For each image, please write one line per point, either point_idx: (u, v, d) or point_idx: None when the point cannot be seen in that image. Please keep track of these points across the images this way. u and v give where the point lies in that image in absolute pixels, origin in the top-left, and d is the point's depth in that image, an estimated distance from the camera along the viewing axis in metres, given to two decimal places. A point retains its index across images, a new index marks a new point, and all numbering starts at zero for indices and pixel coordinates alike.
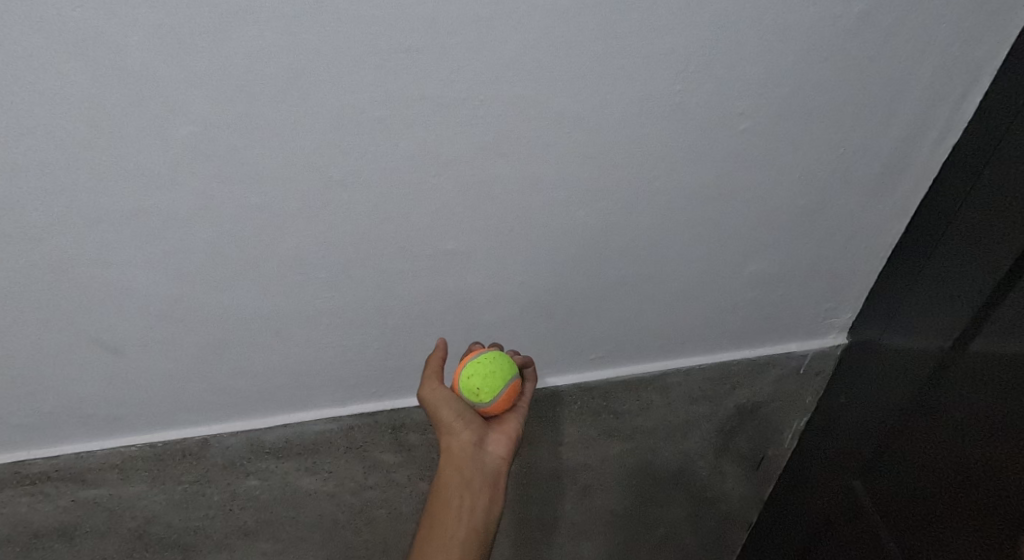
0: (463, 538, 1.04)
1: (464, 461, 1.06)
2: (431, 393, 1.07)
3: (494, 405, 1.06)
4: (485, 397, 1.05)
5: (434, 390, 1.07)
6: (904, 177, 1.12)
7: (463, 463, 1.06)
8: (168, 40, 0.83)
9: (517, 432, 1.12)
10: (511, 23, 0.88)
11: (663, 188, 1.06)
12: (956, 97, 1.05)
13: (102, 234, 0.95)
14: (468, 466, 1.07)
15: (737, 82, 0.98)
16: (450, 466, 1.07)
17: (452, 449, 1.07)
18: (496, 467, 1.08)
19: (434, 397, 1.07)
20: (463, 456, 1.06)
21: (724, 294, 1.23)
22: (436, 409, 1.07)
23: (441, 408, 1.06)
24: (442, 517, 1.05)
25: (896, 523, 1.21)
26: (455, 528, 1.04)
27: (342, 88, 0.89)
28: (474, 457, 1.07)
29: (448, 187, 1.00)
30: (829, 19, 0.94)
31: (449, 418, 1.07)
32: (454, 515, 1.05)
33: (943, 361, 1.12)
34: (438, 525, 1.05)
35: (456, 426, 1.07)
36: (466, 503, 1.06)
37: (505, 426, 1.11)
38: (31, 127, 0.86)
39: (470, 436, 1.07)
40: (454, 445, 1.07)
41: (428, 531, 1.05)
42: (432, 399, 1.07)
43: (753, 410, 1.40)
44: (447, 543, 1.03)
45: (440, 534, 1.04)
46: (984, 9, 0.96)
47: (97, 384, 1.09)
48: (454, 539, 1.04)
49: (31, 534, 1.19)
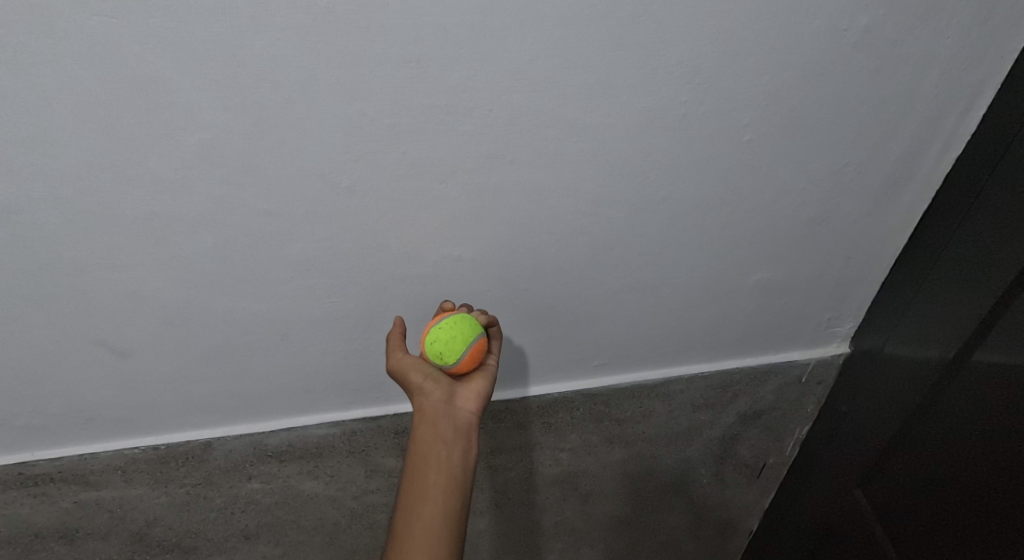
0: (447, 490, 0.96)
1: (438, 416, 1.01)
2: (397, 358, 1.04)
3: (459, 367, 1.03)
4: (449, 360, 1.02)
5: (402, 355, 1.05)
6: (907, 188, 1.13)
7: (437, 420, 1.01)
8: (180, 47, 0.83)
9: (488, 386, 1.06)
10: (518, 33, 0.88)
11: (667, 197, 1.07)
12: (960, 111, 1.05)
13: (110, 238, 0.96)
14: (442, 421, 1.01)
15: (743, 94, 0.98)
16: (423, 423, 1.00)
17: (423, 406, 1.01)
18: (468, 421, 1.02)
19: (401, 363, 1.04)
20: (436, 411, 1.01)
21: (726, 303, 1.23)
22: (406, 372, 1.03)
23: (411, 370, 1.03)
24: (421, 472, 0.98)
25: (897, 532, 1.20)
26: (436, 479, 0.97)
27: (352, 96, 0.89)
28: (448, 412, 1.02)
29: (455, 195, 1.00)
30: (834, 32, 0.95)
31: (420, 376, 1.03)
32: (434, 467, 0.98)
33: (944, 372, 1.12)
34: (419, 481, 0.97)
35: (428, 387, 1.03)
36: (444, 454, 0.99)
37: (474, 384, 1.06)
38: (43, 132, 0.86)
39: (442, 392, 1.03)
40: (426, 405, 1.02)
41: (409, 490, 0.97)
42: (399, 365, 1.04)
43: (754, 418, 1.40)
44: (430, 496, 0.96)
45: (422, 489, 0.96)
46: (987, 24, 0.97)
47: (102, 386, 1.09)
48: (437, 491, 0.96)
49: (33, 535, 1.19)
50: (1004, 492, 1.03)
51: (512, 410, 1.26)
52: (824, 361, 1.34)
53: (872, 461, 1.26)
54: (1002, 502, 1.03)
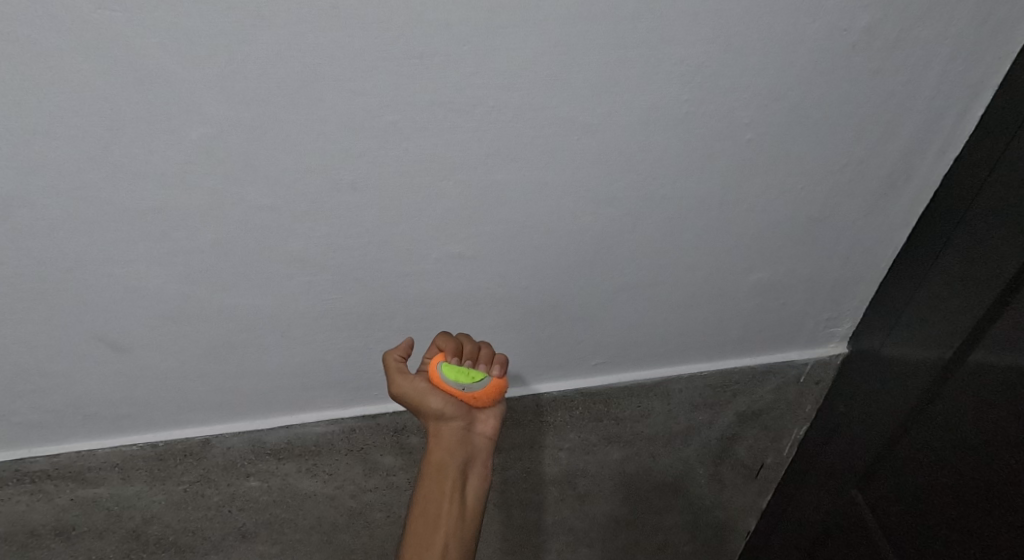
0: (457, 519, 1.08)
1: (455, 445, 1.08)
2: (412, 382, 1.06)
3: (483, 390, 1.07)
4: (475, 382, 1.06)
5: (416, 378, 1.06)
6: (906, 189, 1.14)
7: (454, 448, 1.08)
8: (184, 41, 0.83)
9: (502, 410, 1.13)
10: (522, 31, 0.89)
11: (668, 196, 1.07)
12: (958, 111, 1.06)
13: (111, 233, 0.95)
14: (458, 449, 1.08)
15: (744, 93, 0.99)
16: (440, 449, 1.08)
17: (441, 434, 1.08)
18: (484, 447, 1.10)
19: (419, 390, 1.06)
20: (453, 439, 1.08)
21: (725, 302, 1.24)
22: (424, 398, 1.06)
23: (428, 399, 1.06)
24: (435, 498, 1.08)
25: (894, 530, 1.20)
26: (449, 508, 1.07)
27: (355, 91, 0.89)
28: (465, 440, 1.09)
29: (457, 192, 1.00)
30: (833, 32, 0.95)
31: (440, 408, 1.07)
32: (448, 495, 1.08)
33: (942, 372, 1.13)
34: (432, 507, 1.08)
35: (448, 414, 1.07)
36: (457, 483, 1.09)
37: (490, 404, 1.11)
38: (45, 125, 0.86)
39: (460, 421, 1.08)
40: (442, 431, 1.08)
41: (422, 513, 1.08)
42: (414, 392, 1.06)
43: (753, 418, 1.40)
44: (443, 523, 1.07)
45: (434, 513, 1.07)
46: (985, 25, 0.98)
47: (100, 383, 1.09)
48: (449, 518, 1.07)
49: (29, 533, 1.19)
50: (1003, 491, 1.03)
51: (511, 409, 1.26)
52: (823, 361, 1.35)
53: (868, 459, 1.26)
54: (1002, 501, 1.03)
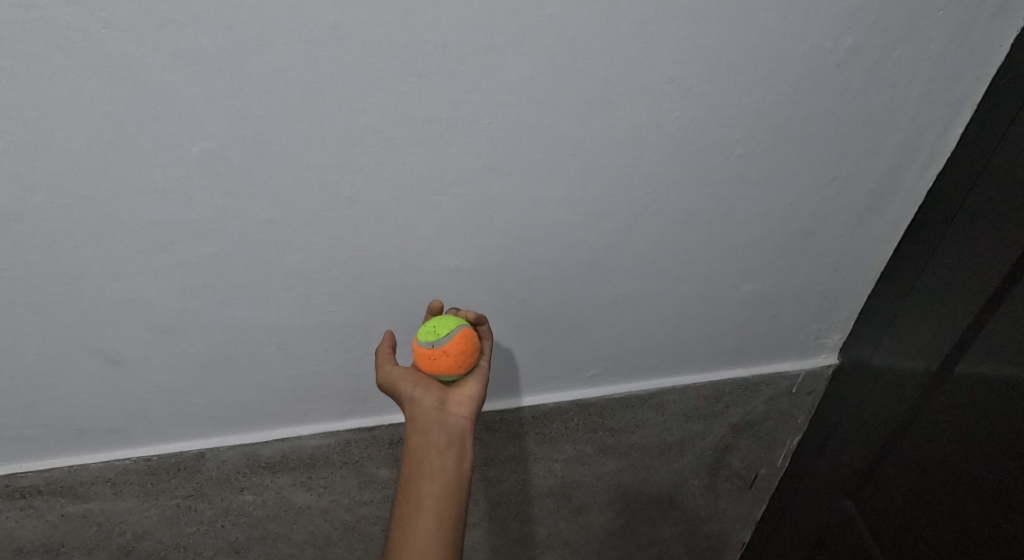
0: (441, 500, 0.95)
1: (430, 426, 0.99)
2: (388, 370, 1.03)
3: (451, 343, 1.00)
4: (440, 333, 1.01)
5: (391, 366, 1.03)
6: (891, 203, 1.16)
7: (429, 428, 0.99)
8: (185, 60, 0.84)
9: (481, 393, 1.05)
10: (518, 51, 0.90)
11: (662, 210, 1.08)
12: (940, 128, 1.09)
13: (109, 246, 0.95)
14: (433, 428, 0.99)
15: (733, 112, 1.01)
16: (416, 433, 0.99)
17: (414, 417, 1.00)
18: (461, 427, 1.01)
19: (393, 375, 1.02)
20: (426, 419, 0.99)
21: (718, 314, 1.25)
22: (397, 384, 1.01)
23: (401, 382, 1.01)
24: (415, 484, 0.96)
25: (886, 538, 1.21)
26: (430, 490, 0.95)
27: (353, 107, 0.90)
28: (439, 421, 1.00)
29: (455, 206, 1.01)
30: (819, 53, 0.98)
31: (410, 389, 1.01)
32: (427, 476, 0.96)
33: (930, 383, 1.14)
34: (412, 493, 0.96)
35: (419, 395, 1.01)
36: (437, 463, 0.97)
37: (466, 389, 1.04)
38: (45, 140, 0.86)
39: (433, 401, 1.01)
40: (416, 414, 1.00)
41: (401, 501, 0.96)
42: (388, 378, 1.02)
43: (745, 429, 1.41)
44: (424, 507, 0.94)
45: (415, 499, 0.95)
46: (963, 47, 1.00)
47: (94, 398, 1.08)
48: (431, 501, 0.95)
49: (17, 549, 1.17)
50: (992, 497, 1.04)
51: (506, 421, 1.27)
52: (814, 372, 1.37)
53: (860, 469, 1.27)
54: (991, 507, 1.04)
